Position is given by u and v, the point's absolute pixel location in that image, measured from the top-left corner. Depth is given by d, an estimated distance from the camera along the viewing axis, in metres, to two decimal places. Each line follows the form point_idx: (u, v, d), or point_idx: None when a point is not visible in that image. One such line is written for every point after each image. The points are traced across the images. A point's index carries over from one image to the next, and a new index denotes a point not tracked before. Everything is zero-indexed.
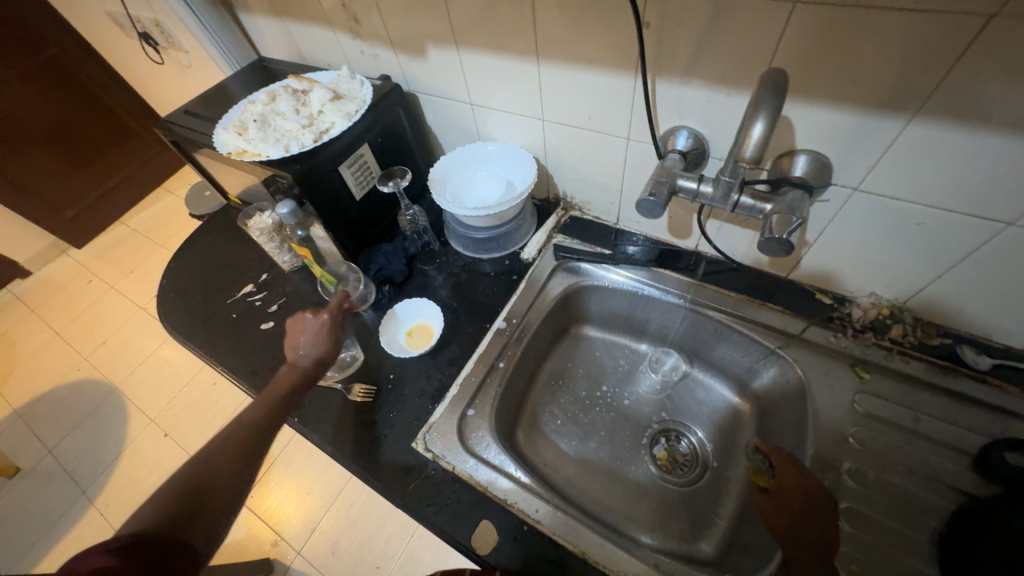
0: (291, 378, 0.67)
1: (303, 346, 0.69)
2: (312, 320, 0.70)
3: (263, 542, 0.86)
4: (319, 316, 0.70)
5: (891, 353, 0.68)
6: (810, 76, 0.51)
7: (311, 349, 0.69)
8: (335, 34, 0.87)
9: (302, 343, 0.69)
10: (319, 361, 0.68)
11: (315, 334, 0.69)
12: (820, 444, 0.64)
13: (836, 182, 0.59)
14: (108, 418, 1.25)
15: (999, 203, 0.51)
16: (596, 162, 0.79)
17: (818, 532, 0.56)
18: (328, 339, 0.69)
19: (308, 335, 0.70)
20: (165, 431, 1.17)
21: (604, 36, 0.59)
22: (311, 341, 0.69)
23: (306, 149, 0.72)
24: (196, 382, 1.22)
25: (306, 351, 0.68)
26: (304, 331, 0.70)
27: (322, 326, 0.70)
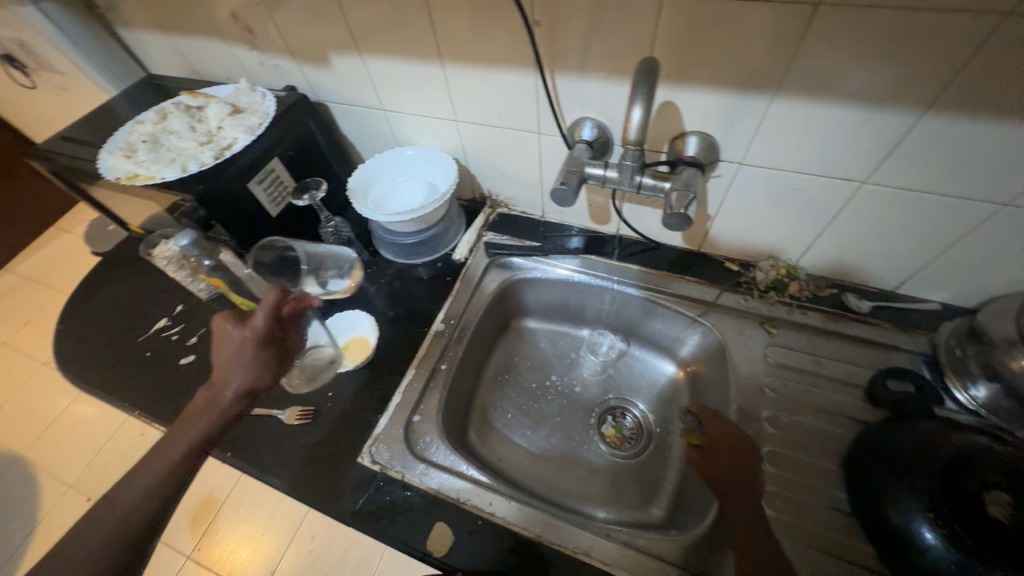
0: (207, 413, 0.64)
1: (231, 375, 0.66)
2: (237, 336, 0.66)
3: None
4: (241, 332, 0.66)
5: (791, 307, 0.76)
6: (686, 65, 0.56)
7: (236, 374, 0.65)
8: (230, 46, 0.83)
9: (229, 367, 0.66)
10: (246, 391, 0.65)
11: (246, 353, 0.66)
12: (741, 397, 0.70)
13: (724, 159, 0.65)
14: (9, 492, 1.10)
15: (854, 165, 0.59)
16: (514, 158, 0.81)
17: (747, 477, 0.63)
18: (259, 363, 0.66)
19: (236, 357, 0.66)
20: (84, 495, 1.05)
21: (501, 36, 0.61)
22: (238, 365, 0.66)
23: (206, 167, 0.67)
24: (117, 435, 1.10)
25: (233, 379, 0.65)
26: (228, 354, 0.66)
27: (247, 345, 0.66)
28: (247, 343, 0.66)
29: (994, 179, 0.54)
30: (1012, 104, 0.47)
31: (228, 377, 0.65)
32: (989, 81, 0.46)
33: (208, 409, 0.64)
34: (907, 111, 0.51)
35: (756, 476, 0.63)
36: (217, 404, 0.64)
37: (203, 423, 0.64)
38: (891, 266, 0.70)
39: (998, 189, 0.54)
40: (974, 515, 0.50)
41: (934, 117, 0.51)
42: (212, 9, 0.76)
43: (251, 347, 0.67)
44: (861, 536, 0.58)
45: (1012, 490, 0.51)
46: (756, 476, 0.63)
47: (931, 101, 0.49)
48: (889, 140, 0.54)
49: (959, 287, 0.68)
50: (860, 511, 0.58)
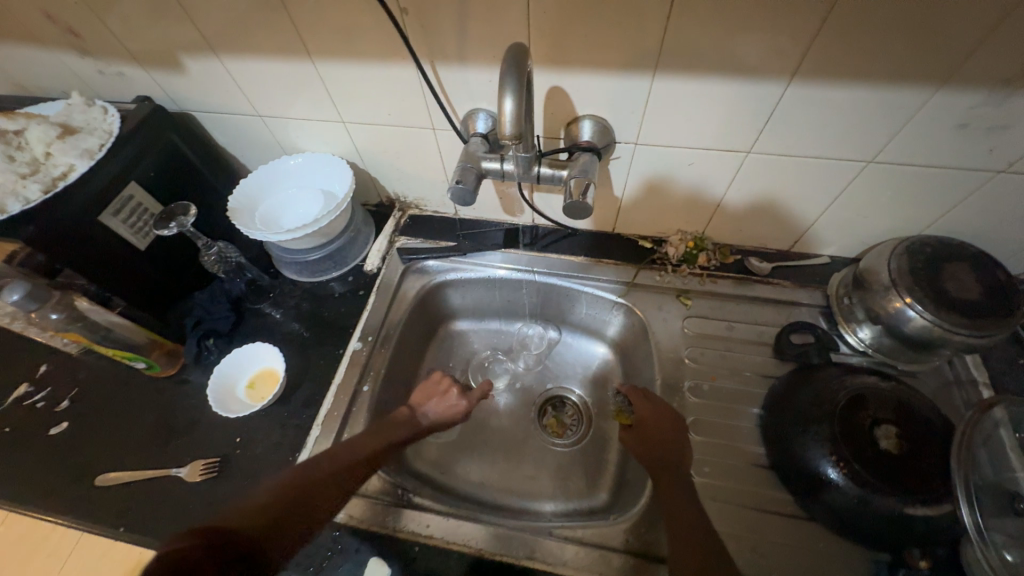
0: (407, 428, 0.68)
1: (429, 408, 0.74)
2: (451, 396, 0.75)
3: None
4: (461, 399, 0.75)
5: (702, 278, 0.79)
6: (566, 48, 0.54)
7: (430, 416, 0.73)
8: (55, 55, 0.70)
9: (429, 404, 0.74)
10: (427, 430, 0.71)
11: (443, 405, 0.74)
12: (665, 371, 0.72)
13: (620, 140, 0.64)
14: None
15: (738, 136, 0.61)
16: (414, 157, 0.76)
17: (673, 450, 0.63)
18: (451, 418, 0.74)
19: (435, 399, 0.74)
20: None
21: (371, 26, 0.56)
22: (438, 408, 0.73)
23: (32, 204, 0.55)
24: None
25: (429, 412, 0.73)
26: (439, 399, 0.75)
27: (455, 403, 0.75)
28: (444, 403, 0.74)
29: (854, 141, 0.58)
30: (857, 69, 0.50)
31: (426, 407, 0.73)
32: (836, 49, 0.49)
33: (409, 428, 0.68)
34: (773, 81, 0.53)
35: (682, 450, 0.63)
36: (416, 430, 0.69)
37: (408, 432, 0.68)
38: (784, 227, 0.74)
39: (860, 150, 0.59)
40: (869, 450, 0.55)
41: (797, 87, 0.53)
42: (18, 10, 0.63)
43: (449, 404, 0.74)
44: (780, 486, 0.62)
45: (898, 422, 0.56)
46: (681, 449, 0.63)
47: (793, 72, 0.52)
48: (764, 111, 0.57)
49: (841, 241, 0.75)
50: (776, 462, 0.62)
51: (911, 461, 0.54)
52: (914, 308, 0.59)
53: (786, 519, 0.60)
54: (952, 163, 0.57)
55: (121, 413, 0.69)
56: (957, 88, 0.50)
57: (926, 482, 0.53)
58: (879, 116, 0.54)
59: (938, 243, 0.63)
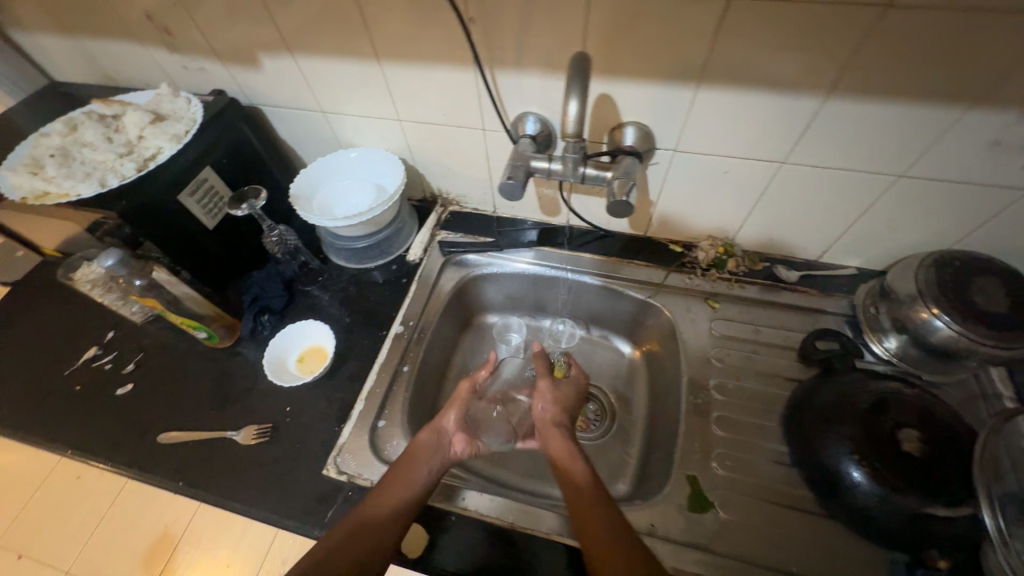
0: (433, 457, 0.62)
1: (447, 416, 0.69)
2: (462, 395, 0.71)
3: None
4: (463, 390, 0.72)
5: (731, 282, 0.81)
6: (619, 59, 0.59)
7: (450, 432, 0.67)
8: (146, 49, 0.77)
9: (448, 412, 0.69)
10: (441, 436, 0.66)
11: (456, 418, 0.68)
12: (691, 370, 0.74)
13: (660, 146, 0.68)
14: None
15: (772, 146, 0.64)
16: (462, 155, 0.81)
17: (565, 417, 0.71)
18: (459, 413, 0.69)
19: (454, 406, 0.69)
20: None
21: (440, 35, 0.61)
22: (452, 420, 0.68)
23: (128, 180, 0.63)
24: None
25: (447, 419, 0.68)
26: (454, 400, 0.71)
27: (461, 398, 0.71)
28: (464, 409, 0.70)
29: (888, 156, 0.61)
30: (892, 86, 0.54)
31: (440, 423, 0.67)
32: (874, 67, 0.52)
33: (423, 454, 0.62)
34: (811, 96, 0.57)
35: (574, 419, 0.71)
36: (442, 459, 0.63)
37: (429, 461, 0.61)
38: (816, 237, 0.77)
39: (894, 164, 0.62)
40: (890, 450, 0.57)
41: (834, 101, 0.57)
42: (122, 8, 0.70)
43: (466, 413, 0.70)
44: (800, 483, 0.64)
45: (920, 427, 0.58)
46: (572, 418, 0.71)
47: (831, 87, 0.55)
48: (800, 123, 0.60)
49: (869, 252, 0.77)
50: (798, 460, 0.64)
51: (934, 464, 0.56)
52: (941, 319, 0.61)
53: (804, 515, 0.62)
54: (984, 180, 0.60)
55: (181, 378, 0.74)
56: (987, 108, 0.53)
57: (946, 482, 0.55)
58: (912, 132, 0.57)
59: (968, 257, 0.65)
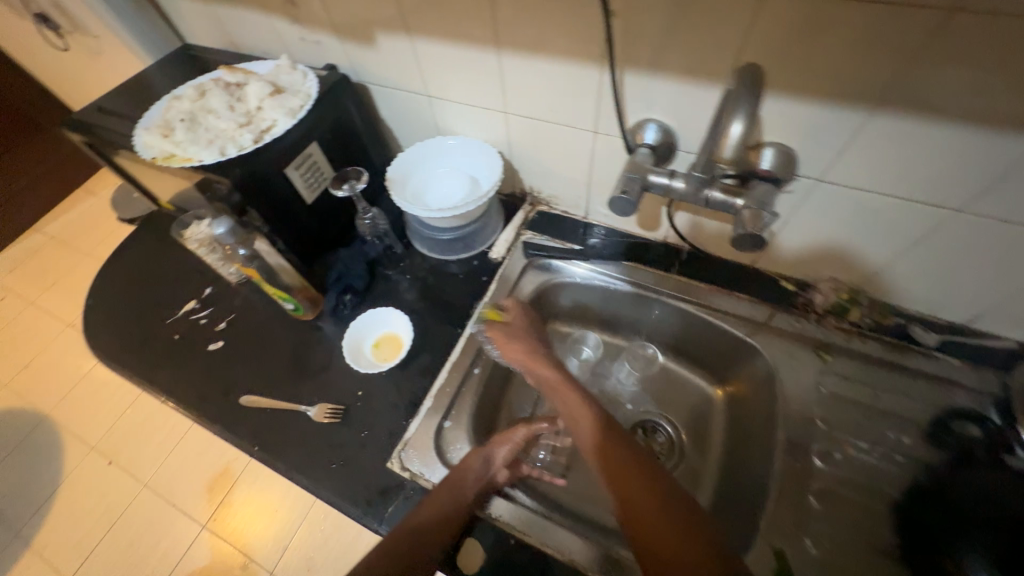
0: (476, 485, 0.59)
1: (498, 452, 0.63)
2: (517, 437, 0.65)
3: (230, 565, 0.89)
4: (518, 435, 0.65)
5: (850, 334, 0.71)
6: (778, 69, 0.50)
7: (499, 465, 0.62)
8: (270, 19, 0.78)
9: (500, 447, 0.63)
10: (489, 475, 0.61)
11: (509, 452, 0.63)
12: (790, 428, 0.66)
13: (800, 173, 0.59)
14: (39, 440, 1.18)
15: (951, 190, 0.53)
16: (563, 156, 0.76)
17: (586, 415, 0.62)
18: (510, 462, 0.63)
19: (509, 440, 0.64)
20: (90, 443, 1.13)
21: (571, 27, 0.56)
22: (503, 452, 0.63)
23: (246, 151, 0.64)
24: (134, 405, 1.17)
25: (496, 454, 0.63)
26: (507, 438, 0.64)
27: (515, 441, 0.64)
28: (517, 447, 0.64)
29: None
30: None
31: (490, 453, 0.62)
32: None
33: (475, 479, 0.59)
34: None
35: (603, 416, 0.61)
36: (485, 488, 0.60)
37: (469, 488, 0.58)
38: (974, 300, 0.64)
39: None
40: None
41: None
42: None
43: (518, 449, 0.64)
44: None
45: None
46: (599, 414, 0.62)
47: None
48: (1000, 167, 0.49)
49: None
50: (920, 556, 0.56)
51: None
52: None
53: None
54: None
55: (265, 344, 0.77)
56: None
57: None
58: None
59: None
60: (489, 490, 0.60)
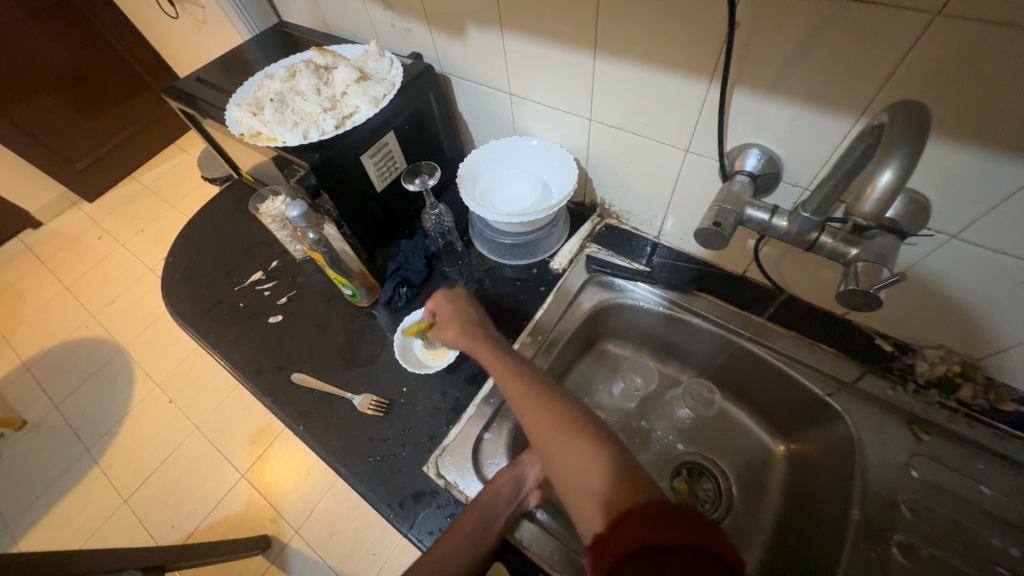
0: (506, 510, 0.56)
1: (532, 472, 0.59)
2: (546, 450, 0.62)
3: (262, 516, 1.03)
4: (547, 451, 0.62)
5: (955, 414, 0.62)
6: (930, 107, 0.43)
7: (532, 486, 0.59)
8: (364, 2, 0.78)
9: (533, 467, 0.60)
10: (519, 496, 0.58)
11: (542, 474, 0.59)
12: (868, 510, 0.58)
13: (930, 227, 0.51)
14: (114, 373, 1.32)
15: None
16: (646, 172, 0.70)
17: (588, 481, 0.44)
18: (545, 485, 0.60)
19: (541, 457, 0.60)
20: (156, 383, 1.27)
21: (683, 35, 0.50)
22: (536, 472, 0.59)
23: (326, 137, 0.64)
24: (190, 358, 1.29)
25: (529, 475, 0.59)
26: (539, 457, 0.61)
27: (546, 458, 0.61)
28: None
29: None
30: None
31: (522, 473, 0.59)
32: None
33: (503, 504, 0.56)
34: None
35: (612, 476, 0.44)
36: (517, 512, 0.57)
37: (500, 513, 0.56)
38: None
39: None
40: None
41: None
42: None
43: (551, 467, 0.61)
44: None
45: None
46: (603, 475, 0.44)
47: None
48: None
49: None
50: None
51: None
52: None
53: None
54: None
55: (320, 325, 0.79)
56: None
57: None
58: None
59: None
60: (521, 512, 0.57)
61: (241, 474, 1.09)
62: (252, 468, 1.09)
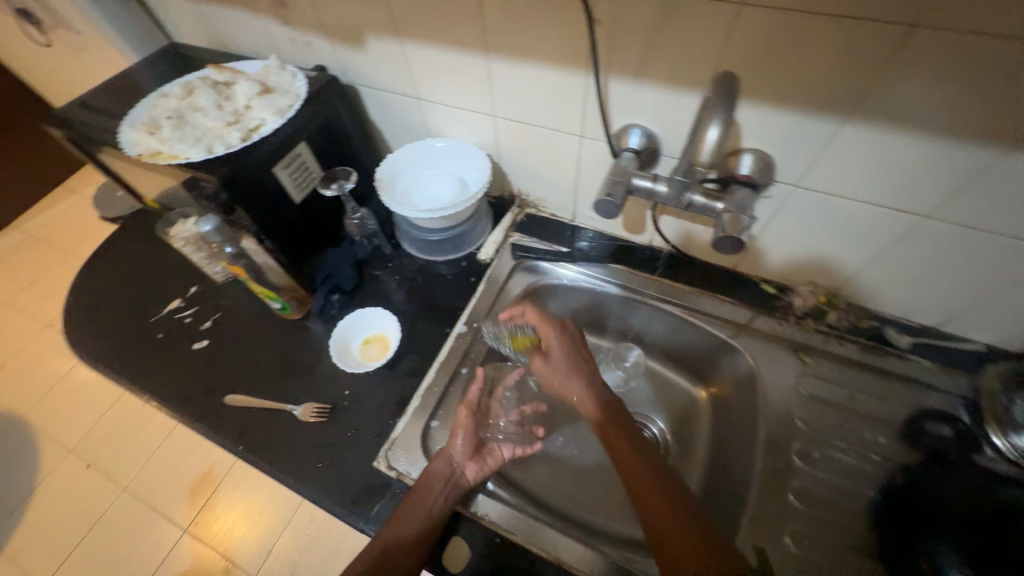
0: (444, 488, 0.58)
1: (457, 444, 0.62)
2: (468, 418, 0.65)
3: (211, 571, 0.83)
4: (466, 419, 0.64)
5: (828, 337, 0.73)
6: (756, 79, 0.52)
7: (463, 460, 0.62)
8: (260, 19, 0.79)
9: (457, 440, 0.62)
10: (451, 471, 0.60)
11: (465, 444, 0.62)
12: (771, 427, 0.67)
13: (779, 179, 0.61)
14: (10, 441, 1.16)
15: (919, 197, 0.55)
16: (551, 159, 0.77)
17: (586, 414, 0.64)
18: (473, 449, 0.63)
19: (461, 431, 0.63)
20: (70, 447, 1.05)
21: (557, 32, 0.57)
22: (460, 445, 0.62)
23: (231, 149, 0.64)
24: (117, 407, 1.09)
25: (454, 449, 0.62)
26: (462, 428, 0.64)
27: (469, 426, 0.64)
28: (471, 434, 0.63)
29: None
30: None
31: (450, 453, 0.61)
32: None
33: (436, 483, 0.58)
34: (989, 149, 0.48)
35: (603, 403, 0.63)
36: (456, 486, 0.59)
37: (438, 492, 0.58)
38: (943, 304, 0.67)
39: None
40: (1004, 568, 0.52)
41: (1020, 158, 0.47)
42: None
43: (473, 435, 0.64)
44: None
45: None
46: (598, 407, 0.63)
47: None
48: (966, 176, 0.51)
49: (1008, 331, 0.65)
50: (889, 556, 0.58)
51: None
52: None
53: None
54: None
55: (252, 343, 0.77)
56: None
57: None
58: None
59: None
60: (461, 487, 0.60)
61: (185, 528, 0.88)
62: (195, 520, 0.87)
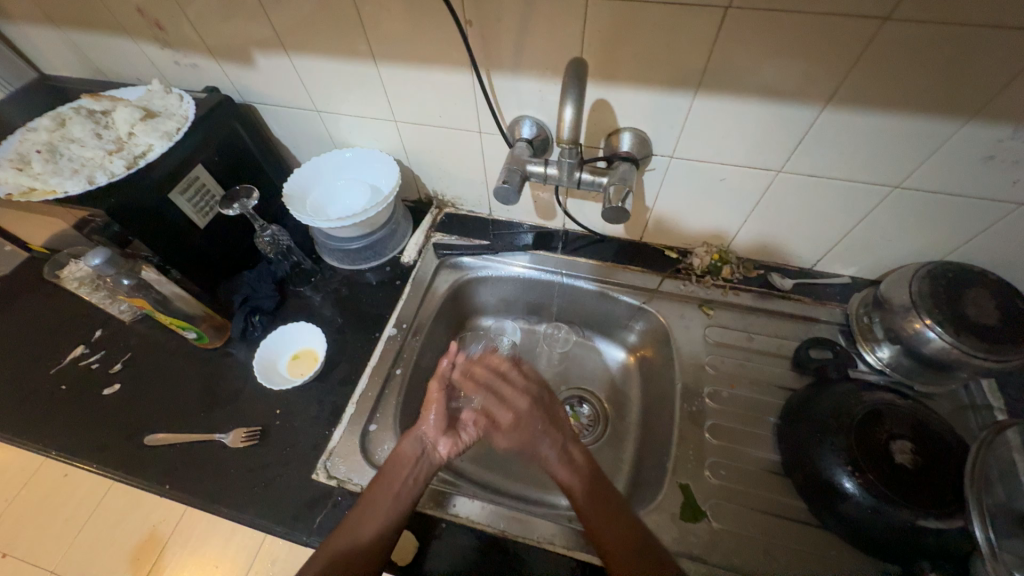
0: (412, 469, 0.60)
1: (428, 424, 0.64)
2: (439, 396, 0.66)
3: None
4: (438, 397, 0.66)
5: (725, 289, 0.82)
6: (617, 64, 0.58)
7: (434, 437, 0.63)
8: (137, 44, 0.76)
9: (428, 419, 0.64)
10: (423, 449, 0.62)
11: (437, 422, 0.64)
12: (686, 376, 0.74)
13: (657, 153, 0.68)
14: None
15: (770, 154, 0.64)
16: (458, 157, 0.80)
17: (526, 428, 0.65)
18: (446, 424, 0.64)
19: (434, 407, 0.65)
20: None
21: (436, 36, 0.61)
22: (432, 423, 0.63)
23: (116, 177, 0.61)
24: None
25: (425, 428, 0.63)
26: (433, 407, 0.65)
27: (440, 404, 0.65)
28: (443, 412, 0.65)
29: (885, 168, 0.61)
30: (889, 98, 0.53)
31: (421, 431, 0.63)
32: (874, 78, 0.52)
33: (406, 464, 0.60)
34: (808, 107, 0.57)
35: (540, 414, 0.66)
36: (426, 465, 0.61)
37: (405, 473, 0.59)
38: (811, 247, 0.77)
39: (890, 174, 0.61)
40: (886, 463, 0.56)
41: (832, 112, 0.56)
42: (115, 3, 0.69)
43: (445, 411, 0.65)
44: (794, 493, 0.64)
45: (914, 439, 0.58)
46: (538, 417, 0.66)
47: (830, 96, 0.55)
48: (799, 131, 0.60)
49: (862, 262, 0.76)
50: (794, 472, 0.63)
51: (926, 475, 0.56)
52: (933, 330, 0.60)
53: (798, 525, 0.61)
54: (982, 194, 0.60)
55: (170, 379, 0.73)
56: (985, 123, 0.52)
57: (939, 495, 0.54)
58: (911, 144, 0.57)
59: (958, 269, 0.64)
60: (432, 466, 0.62)
61: None
62: None
